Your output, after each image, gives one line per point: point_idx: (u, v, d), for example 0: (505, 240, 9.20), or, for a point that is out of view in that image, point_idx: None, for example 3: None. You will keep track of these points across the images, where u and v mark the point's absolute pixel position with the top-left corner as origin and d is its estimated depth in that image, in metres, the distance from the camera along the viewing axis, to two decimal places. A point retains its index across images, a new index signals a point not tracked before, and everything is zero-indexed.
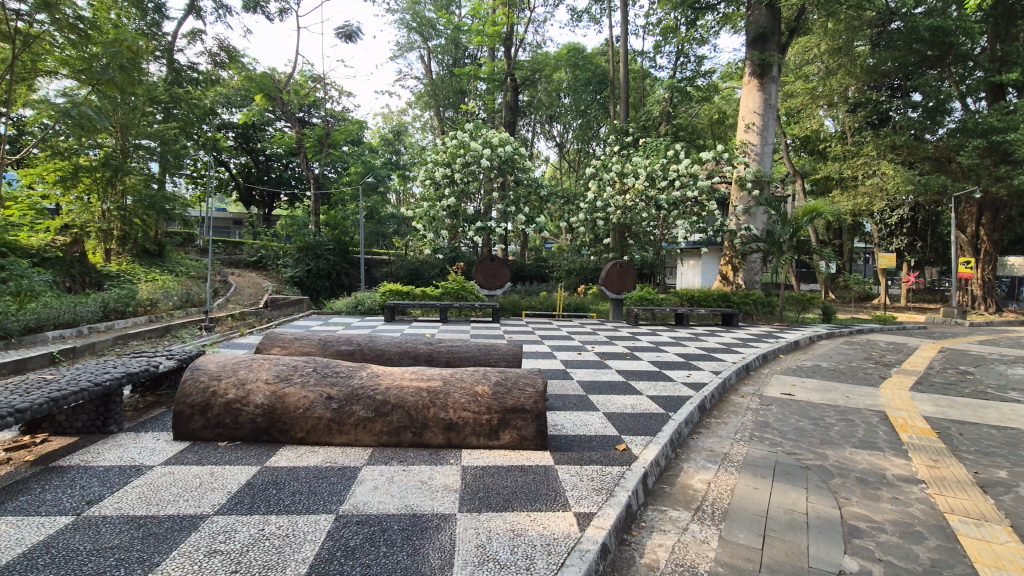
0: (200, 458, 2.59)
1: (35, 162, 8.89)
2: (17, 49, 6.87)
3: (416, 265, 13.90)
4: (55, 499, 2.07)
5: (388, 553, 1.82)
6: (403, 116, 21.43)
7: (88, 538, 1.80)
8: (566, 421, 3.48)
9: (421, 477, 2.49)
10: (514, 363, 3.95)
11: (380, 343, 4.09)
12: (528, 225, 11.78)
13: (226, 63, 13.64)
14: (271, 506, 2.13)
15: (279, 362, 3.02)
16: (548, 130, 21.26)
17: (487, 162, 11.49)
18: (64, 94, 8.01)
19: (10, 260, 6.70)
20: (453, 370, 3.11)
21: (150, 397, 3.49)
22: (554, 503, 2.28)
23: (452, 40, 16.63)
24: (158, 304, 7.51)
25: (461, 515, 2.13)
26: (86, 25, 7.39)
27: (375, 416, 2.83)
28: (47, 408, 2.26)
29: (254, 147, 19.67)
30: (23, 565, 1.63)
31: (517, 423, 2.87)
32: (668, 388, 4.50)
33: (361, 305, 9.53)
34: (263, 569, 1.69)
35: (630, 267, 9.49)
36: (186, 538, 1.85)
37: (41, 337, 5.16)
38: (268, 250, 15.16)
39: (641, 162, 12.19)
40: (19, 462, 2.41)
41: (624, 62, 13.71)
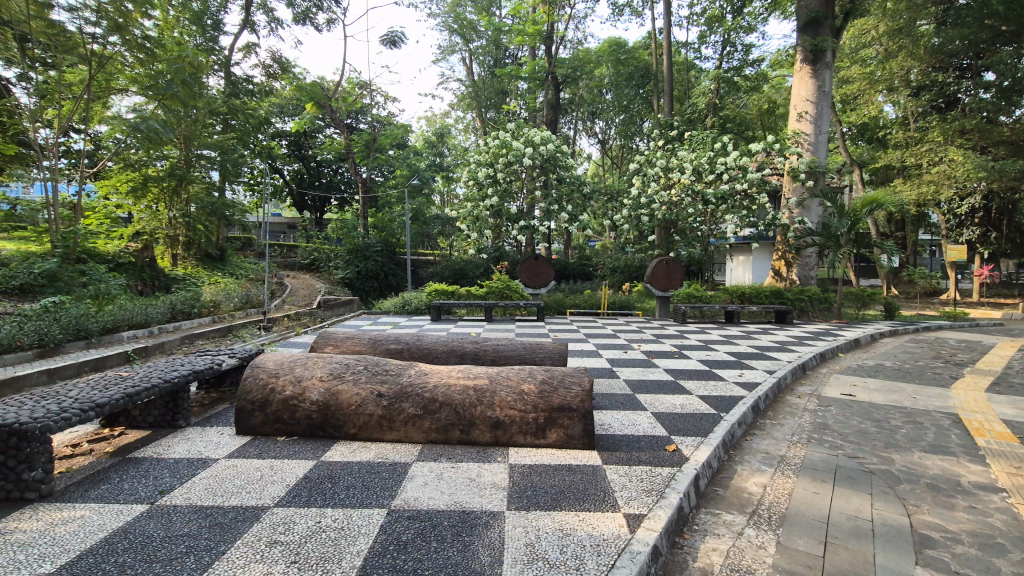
0: (261, 451, 2.72)
1: (109, 174, 9.59)
2: (93, 70, 7.45)
3: (460, 265, 14.04)
4: (132, 488, 2.22)
5: (440, 549, 1.85)
6: (446, 119, 21.70)
7: (161, 526, 1.92)
8: (614, 420, 3.43)
9: (470, 474, 2.52)
10: (560, 361, 3.93)
11: (428, 341, 4.16)
12: (571, 223, 11.70)
13: (279, 74, 14.32)
14: (327, 499, 2.20)
15: (333, 360, 3.13)
16: (590, 126, 21.06)
17: (529, 161, 11.50)
18: (134, 109, 8.64)
19: (90, 265, 7.21)
20: (500, 368, 3.13)
21: (214, 393, 3.69)
22: (604, 503, 2.25)
23: (493, 40, 16.73)
24: (220, 305, 7.93)
25: (510, 513, 2.14)
26: (153, 44, 7.86)
27: (424, 413, 2.88)
28: (123, 403, 2.42)
29: (306, 154, 20.49)
30: (106, 549, 1.76)
31: (564, 421, 2.85)
32: (719, 388, 4.36)
33: (409, 305, 9.73)
34: (320, 560, 1.75)
35: (676, 264, 9.26)
36: (249, 528, 1.94)
37: (118, 337, 5.52)
38: (320, 252, 15.75)
39: (687, 156, 11.89)
40: (100, 453, 2.59)
41: (668, 54, 13.36)
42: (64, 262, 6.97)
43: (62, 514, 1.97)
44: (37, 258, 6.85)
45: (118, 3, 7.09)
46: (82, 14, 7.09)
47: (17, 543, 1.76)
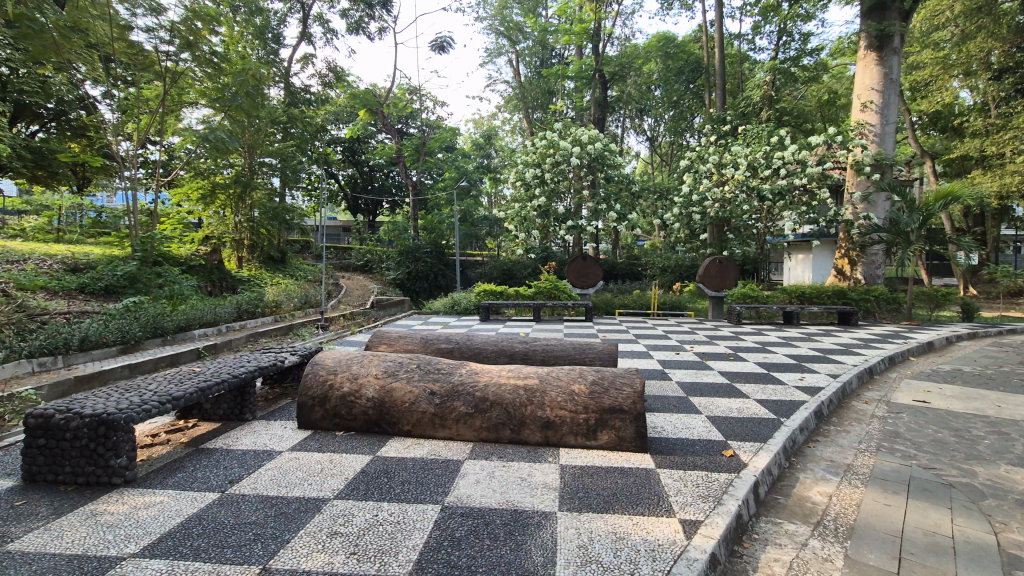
0: (322, 445, 2.83)
1: (182, 182, 10.22)
2: (167, 85, 8.00)
3: (508, 265, 14.09)
4: (205, 477, 2.36)
5: (493, 547, 1.86)
6: (493, 121, 21.86)
7: (232, 513, 2.03)
8: (667, 423, 3.35)
9: (522, 473, 2.52)
10: (611, 361, 3.87)
11: (478, 341, 4.20)
12: (620, 222, 11.54)
13: (334, 82, 14.89)
14: (383, 494, 2.26)
15: (387, 359, 3.21)
16: (638, 123, 20.71)
17: (577, 160, 11.42)
18: (203, 121, 9.21)
19: (166, 268, 7.75)
20: (549, 368, 3.12)
21: (278, 389, 3.86)
22: (658, 508, 2.19)
23: (540, 41, 16.77)
24: (282, 305, 8.31)
25: (563, 514, 2.12)
26: (220, 59, 8.33)
27: (476, 412, 2.91)
28: (197, 397, 2.57)
29: (359, 159, 21.20)
30: (182, 533, 1.87)
31: (615, 423, 2.81)
32: (778, 392, 4.17)
33: (458, 305, 9.85)
34: (378, 552, 1.79)
35: (731, 263, 8.95)
36: (311, 519, 2.02)
37: (191, 335, 5.90)
38: (373, 254, 16.19)
39: (740, 151, 11.46)
40: (177, 443, 2.77)
41: (720, 47, 12.91)
42: (143, 265, 7.48)
43: (144, 499, 2.11)
44: (119, 261, 7.39)
45: (189, 22, 7.61)
46: (157, 35, 7.62)
47: (107, 524, 1.90)
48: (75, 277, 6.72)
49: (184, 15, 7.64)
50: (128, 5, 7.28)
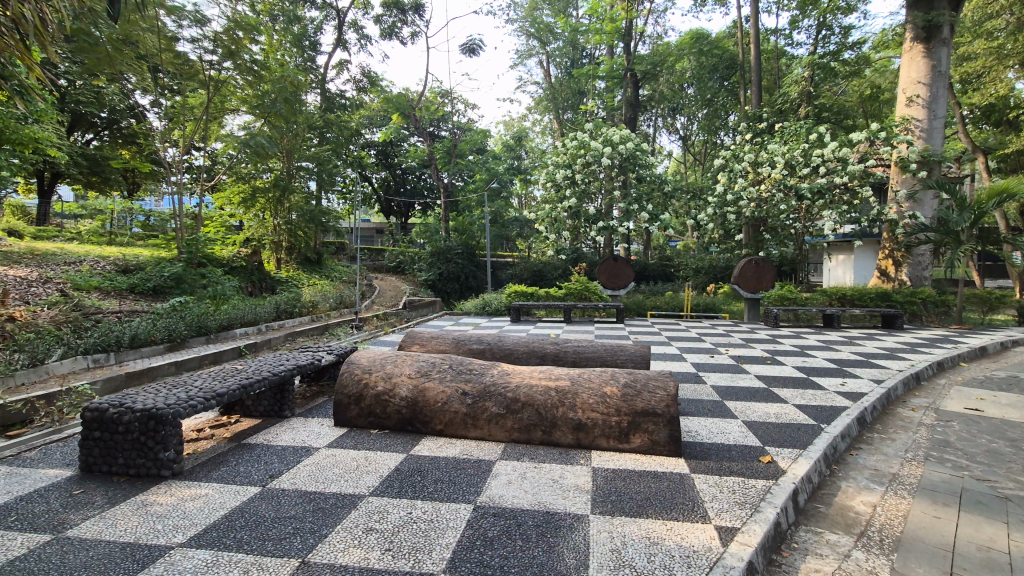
0: (357, 443, 2.89)
1: (225, 187, 10.60)
2: (210, 93, 8.31)
3: (539, 266, 14.08)
4: (247, 471, 2.43)
5: (525, 548, 1.86)
6: (524, 122, 21.86)
7: (272, 507, 2.09)
8: (701, 427, 3.28)
9: (553, 475, 2.51)
10: (643, 364, 3.82)
11: (509, 342, 4.21)
12: (652, 223, 11.40)
13: (368, 87, 15.19)
14: (417, 492, 2.29)
15: (419, 359, 3.25)
16: (671, 122, 20.42)
17: (608, 161, 11.33)
18: (244, 127, 9.54)
19: (210, 269, 8.07)
20: (581, 370, 3.10)
21: (315, 387, 3.96)
22: (692, 513, 2.15)
23: (570, 41, 16.72)
24: (318, 305, 8.52)
25: (595, 517, 2.11)
26: (260, 67, 8.59)
27: (507, 413, 2.91)
28: (239, 394, 2.66)
29: (392, 162, 21.56)
30: (226, 525, 1.93)
31: (648, 426, 2.77)
32: (818, 397, 4.03)
33: (489, 305, 9.90)
34: (412, 549, 1.81)
35: (767, 264, 8.71)
36: (348, 514, 2.06)
37: (233, 333, 6.10)
38: (405, 255, 16.40)
39: (777, 149, 11.15)
40: (221, 438, 2.87)
41: (755, 43, 12.58)
42: (189, 266, 7.83)
43: (190, 492, 2.20)
44: (166, 263, 7.72)
45: (231, 32, 7.92)
46: (201, 44, 7.92)
47: (157, 514, 1.99)
48: (126, 278, 7.05)
49: (225, 25, 7.96)
50: (175, 17, 7.59)
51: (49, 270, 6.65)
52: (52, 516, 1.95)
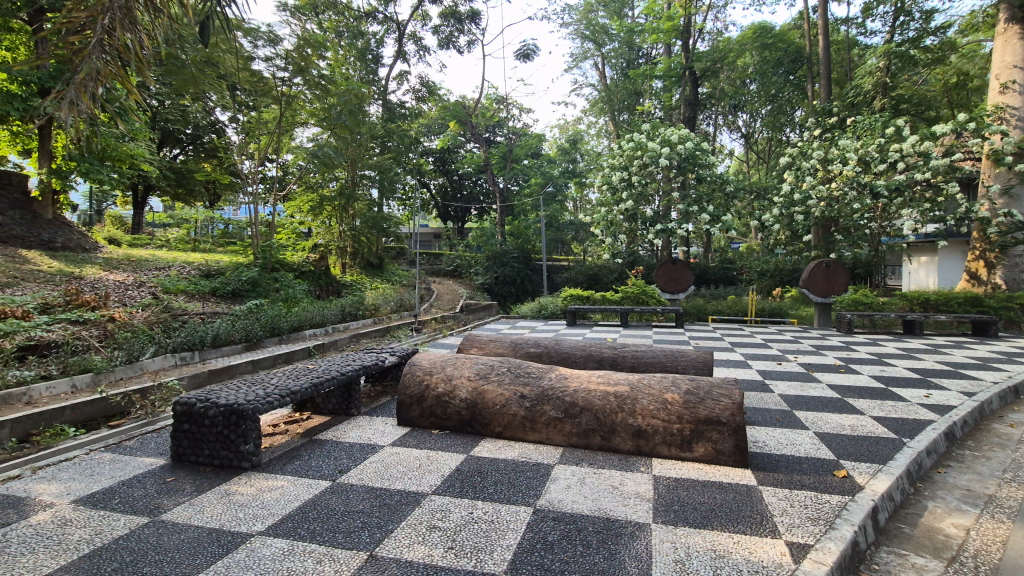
0: (419, 442, 2.96)
1: (295, 196, 11.21)
2: (282, 108, 8.85)
3: (594, 269, 13.94)
4: (318, 466, 2.55)
5: (586, 554, 1.84)
6: (578, 125, 21.76)
7: (341, 501, 2.18)
8: (769, 438, 3.14)
9: (613, 481, 2.48)
10: (705, 370, 3.70)
11: (566, 345, 4.19)
12: (713, 224, 11.04)
13: (427, 96, 15.63)
14: (477, 492, 2.32)
15: (478, 362, 3.30)
16: (732, 120, 19.73)
17: (666, 161, 11.08)
18: (313, 139, 10.03)
19: (282, 273, 8.55)
20: (640, 375, 3.05)
21: (379, 387, 4.10)
22: (762, 528, 2.06)
23: (626, 42, 16.49)
24: (380, 308, 8.82)
25: (657, 526, 2.06)
26: (327, 81, 9.03)
27: (566, 417, 2.90)
28: (311, 392, 2.80)
29: (449, 168, 22.05)
30: (300, 516, 2.04)
31: (712, 435, 2.68)
32: (899, 409, 3.75)
33: (545, 309, 9.90)
34: (474, 549, 1.84)
35: (839, 267, 8.22)
36: (412, 511, 2.12)
37: (303, 334, 6.42)
38: (462, 259, 16.70)
39: (849, 144, 10.51)
40: (293, 434, 3.03)
41: (824, 33, 11.93)
42: (264, 270, 8.36)
43: (267, 483, 2.33)
44: (244, 268, 8.26)
45: (300, 50, 8.42)
46: (274, 62, 8.43)
47: (239, 503, 2.13)
48: (208, 282, 7.58)
49: (296, 43, 8.47)
50: (251, 39, 8.13)
51: (143, 275, 7.26)
52: (149, 501, 2.12)
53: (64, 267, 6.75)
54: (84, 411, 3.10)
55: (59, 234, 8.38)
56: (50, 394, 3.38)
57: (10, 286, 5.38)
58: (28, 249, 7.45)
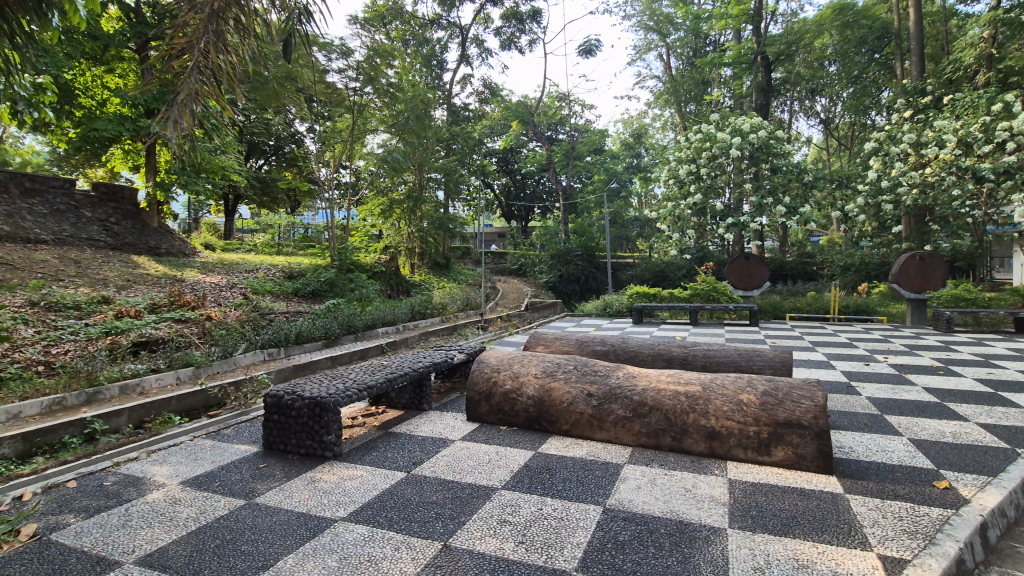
0: (488, 438, 3.02)
1: (367, 200, 11.73)
2: (354, 117, 9.30)
3: (661, 266, 13.60)
4: (393, 458, 2.67)
5: (658, 556, 1.80)
6: (643, 119, 21.20)
7: (416, 492, 2.27)
8: (856, 443, 2.93)
9: (686, 483, 2.41)
10: (783, 371, 3.52)
11: (633, 344, 4.12)
12: (789, 216, 10.43)
13: (489, 98, 15.88)
14: (546, 489, 2.34)
15: (545, 360, 3.32)
16: (809, 105, 18.56)
17: (737, 152, 10.60)
18: (382, 145, 10.45)
19: (355, 274, 8.97)
20: (713, 376, 2.95)
21: (448, 383, 4.21)
22: (849, 538, 1.93)
23: (692, 31, 15.93)
24: (448, 306, 9.05)
25: (734, 531, 1.98)
26: (395, 89, 9.38)
27: (634, 416, 2.85)
28: (386, 386, 2.94)
29: (512, 168, 22.27)
30: (378, 505, 2.14)
31: (793, 438, 2.54)
32: (1013, 416, 3.37)
33: (610, 307, 9.76)
34: (544, 545, 1.85)
35: (936, 260, 7.56)
36: (483, 505, 2.17)
37: (376, 332, 6.71)
38: (526, 258, 16.78)
39: (947, 125, 9.55)
40: (370, 426, 3.18)
41: (915, 6, 10.96)
42: (340, 271, 8.85)
43: (348, 472, 2.47)
44: (322, 269, 8.78)
45: (370, 60, 8.83)
46: (346, 74, 8.86)
47: (323, 490, 2.27)
48: (290, 283, 8.10)
49: (366, 54, 8.88)
50: (325, 52, 8.58)
51: (234, 277, 7.86)
52: (245, 485, 2.31)
53: (168, 270, 7.44)
54: (188, 401, 3.42)
55: (164, 241, 9.27)
56: (159, 386, 3.75)
57: (125, 289, 6.02)
58: (138, 255, 8.27)
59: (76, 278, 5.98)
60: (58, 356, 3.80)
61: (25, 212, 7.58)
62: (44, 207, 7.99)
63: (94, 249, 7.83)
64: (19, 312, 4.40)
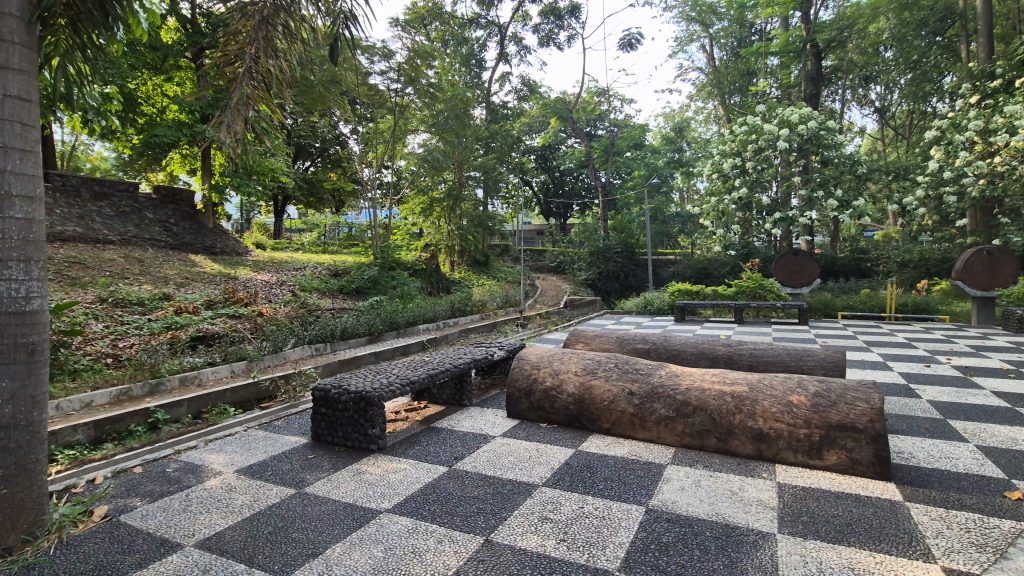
0: (529, 434, 3.03)
1: (408, 200, 11.96)
2: (396, 117, 9.49)
3: (704, 263, 13.29)
4: (435, 452, 2.71)
5: (704, 559, 1.76)
6: (685, 112, 20.69)
7: (458, 487, 2.29)
8: (917, 449, 2.77)
9: (732, 486, 2.34)
10: (836, 371, 3.37)
11: (676, 342, 4.04)
12: (842, 210, 9.96)
13: (528, 95, 15.91)
14: (588, 487, 2.32)
15: (585, 357, 3.30)
16: (863, 94, 17.70)
17: (785, 144, 10.22)
18: (423, 144, 10.60)
19: (397, 272, 9.15)
20: (760, 376, 2.86)
21: (488, 379, 4.25)
22: (910, 549, 1.83)
23: (737, 20, 15.45)
24: (487, 303, 9.11)
25: (783, 536, 1.91)
26: (435, 88, 9.51)
27: (677, 416, 2.79)
28: (428, 381, 2.99)
29: (551, 166, 22.22)
30: (421, 498, 2.18)
31: (847, 442, 2.43)
32: None
33: (651, 305, 9.61)
34: (586, 544, 1.84)
35: (1006, 254, 7.05)
36: (524, 501, 2.18)
37: (418, 329, 6.83)
38: (565, 255, 16.69)
39: (1018, 110, 8.89)
40: (413, 420, 3.24)
41: None
42: (383, 269, 9.05)
43: (392, 465, 2.52)
44: (366, 267, 9.00)
45: (411, 61, 8.98)
46: (388, 75, 9.04)
47: (368, 482, 2.32)
48: (336, 280, 8.34)
49: (407, 56, 9.03)
50: (368, 55, 8.78)
51: (284, 275, 8.16)
52: (296, 475, 2.40)
53: (223, 269, 7.79)
54: (243, 394, 3.57)
55: (220, 241, 9.74)
56: (215, 378, 3.93)
57: (184, 286, 6.36)
58: (195, 254, 8.70)
59: (140, 276, 6.35)
60: (125, 349, 4.05)
61: (95, 215, 8.10)
62: (111, 209, 8.51)
63: (156, 249, 8.29)
64: (90, 307, 4.71)
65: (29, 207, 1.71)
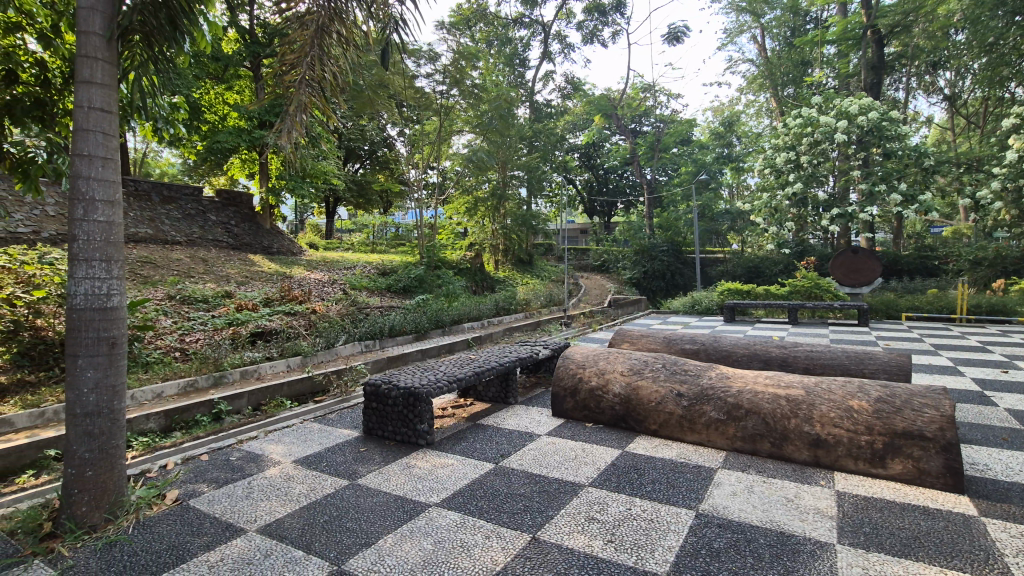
0: (574, 434, 3.01)
1: (454, 199, 12.13)
2: (441, 118, 9.63)
3: (755, 261, 12.85)
4: (482, 449, 2.74)
5: (758, 567, 1.70)
6: (735, 106, 20.02)
7: (503, 484, 2.31)
8: (994, 461, 2.58)
9: (788, 492, 2.26)
10: (900, 375, 3.19)
11: (726, 343, 3.92)
12: (906, 205, 9.40)
13: (572, 93, 15.93)
14: (635, 489, 2.29)
15: (631, 357, 3.26)
16: (931, 81, 16.61)
17: (843, 136, 9.73)
18: (467, 145, 10.70)
19: (443, 271, 9.30)
20: (817, 379, 2.74)
21: (533, 378, 4.26)
22: (986, 567, 1.71)
23: (791, 8, 14.81)
24: (531, 302, 9.11)
25: (843, 547, 1.83)
26: (479, 89, 9.59)
27: (728, 419, 2.71)
28: (474, 379, 3.03)
29: (595, 164, 22.02)
30: (468, 493, 2.21)
31: (913, 451, 2.29)
32: None
33: (699, 304, 9.36)
34: (634, 546, 1.82)
35: None
36: (571, 500, 2.17)
37: (463, 327, 6.91)
38: (609, 254, 16.48)
39: None
40: (459, 417, 3.29)
41: None
42: (429, 268, 9.21)
43: (439, 460, 2.57)
44: (412, 266, 9.19)
45: (456, 62, 9.10)
46: (434, 77, 9.19)
47: (417, 476, 2.38)
48: (384, 279, 8.55)
49: (452, 58, 9.14)
50: (415, 59, 8.96)
51: (335, 274, 8.45)
52: (348, 467, 2.47)
53: (278, 268, 8.15)
54: (298, 387, 3.72)
55: (276, 241, 10.18)
56: (272, 372, 4.12)
57: (244, 284, 6.68)
58: (253, 253, 9.12)
59: (205, 275, 6.73)
60: (191, 344, 4.30)
61: (164, 216, 8.63)
62: (178, 212, 9.03)
63: (218, 249, 8.75)
64: (161, 304, 5.04)
65: (110, 211, 1.84)
